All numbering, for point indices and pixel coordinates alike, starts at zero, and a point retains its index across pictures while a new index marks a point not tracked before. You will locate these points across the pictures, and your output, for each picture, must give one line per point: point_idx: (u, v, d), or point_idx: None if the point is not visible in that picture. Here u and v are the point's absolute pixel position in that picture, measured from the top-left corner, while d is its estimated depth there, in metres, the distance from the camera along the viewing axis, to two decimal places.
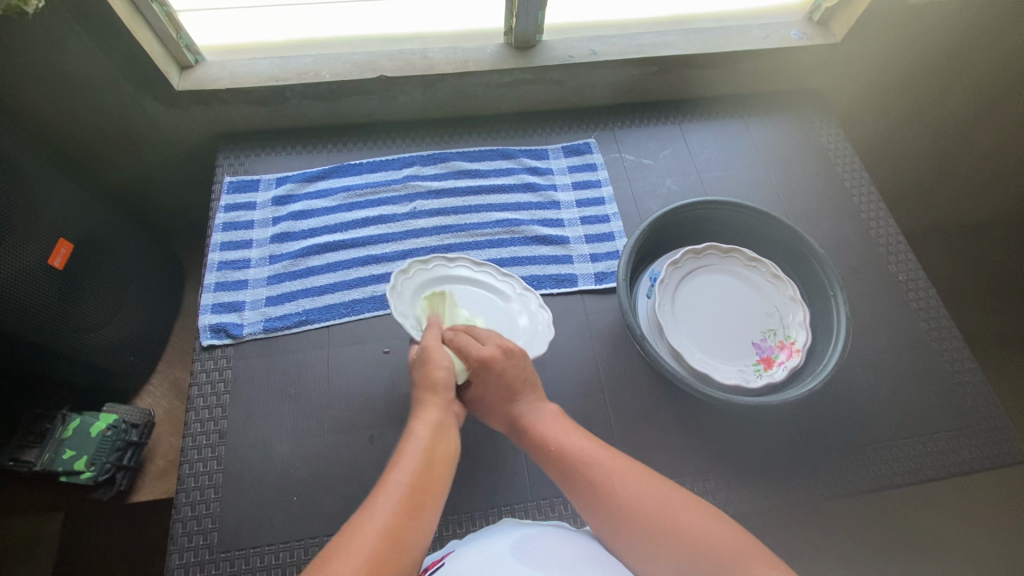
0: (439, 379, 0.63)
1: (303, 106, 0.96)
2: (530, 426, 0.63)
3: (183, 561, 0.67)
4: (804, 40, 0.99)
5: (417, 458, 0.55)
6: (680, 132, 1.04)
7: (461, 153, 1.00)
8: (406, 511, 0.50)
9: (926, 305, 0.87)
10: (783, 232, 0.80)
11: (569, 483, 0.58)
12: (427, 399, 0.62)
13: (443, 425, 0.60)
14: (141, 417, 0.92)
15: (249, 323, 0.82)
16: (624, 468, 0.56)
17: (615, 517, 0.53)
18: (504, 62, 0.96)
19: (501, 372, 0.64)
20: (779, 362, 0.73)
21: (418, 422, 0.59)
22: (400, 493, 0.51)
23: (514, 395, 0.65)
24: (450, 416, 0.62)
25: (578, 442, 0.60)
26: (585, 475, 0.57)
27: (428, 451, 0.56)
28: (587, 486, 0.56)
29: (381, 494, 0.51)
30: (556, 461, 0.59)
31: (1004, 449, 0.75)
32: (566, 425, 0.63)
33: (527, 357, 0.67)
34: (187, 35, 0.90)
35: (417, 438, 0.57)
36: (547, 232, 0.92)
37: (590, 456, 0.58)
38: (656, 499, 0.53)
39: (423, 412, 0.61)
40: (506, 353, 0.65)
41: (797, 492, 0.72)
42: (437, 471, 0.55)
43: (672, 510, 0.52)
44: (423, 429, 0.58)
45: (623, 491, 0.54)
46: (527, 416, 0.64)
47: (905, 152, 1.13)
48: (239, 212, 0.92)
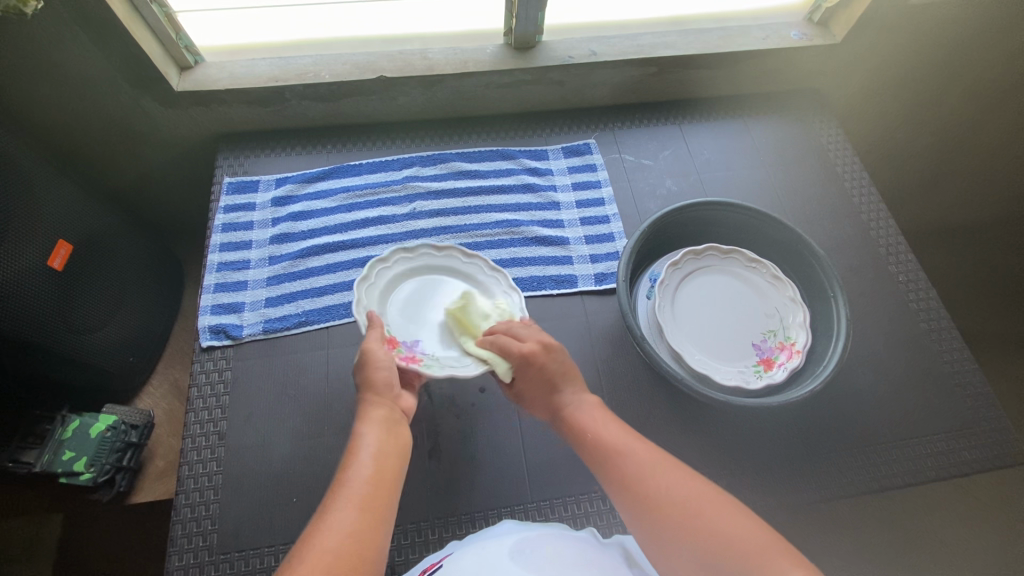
0: (381, 380, 0.61)
1: (302, 107, 0.96)
2: (569, 416, 0.63)
3: (182, 563, 0.66)
4: (804, 41, 0.99)
5: (368, 456, 0.55)
6: (679, 132, 1.04)
7: (460, 154, 0.99)
8: (364, 510, 0.50)
9: (926, 306, 0.87)
10: (783, 233, 0.79)
11: (602, 470, 0.58)
12: (373, 400, 0.60)
13: (392, 421, 0.59)
14: (140, 418, 0.92)
15: (249, 324, 0.82)
16: (656, 459, 0.56)
17: (642, 509, 0.53)
18: (504, 62, 0.95)
19: (542, 367, 0.64)
20: (779, 363, 0.73)
21: (365, 420, 0.59)
22: (357, 493, 0.51)
23: (557, 389, 0.65)
24: (398, 411, 0.61)
25: (611, 432, 0.60)
26: (617, 463, 0.57)
27: (379, 449, 0.56)
28: (618, 477, 0.56)
29: (336, 496, 0.51)
30: (592, 450, 0.60)
31: (1005, 450, 0.75)
32: (605, 416, 0.63)
33: (566, 350, 0.67)
34: (186, 36, 0.90)
35: (367, 436, 0.57)
36: (547, 233, 0.92)
37: (625, 446, 0.58)
38: (685, 491, 0.52)
39: (368, 411, 0.59)
40: (546, 348, 0.65)
41: (797, 494, 0.72)
42: (389, 467, 0.55)
43: (701, 503, 0.51)
44: (372, 427, 0.58)
45: (652, 482, 0.54)
46: (568, 408, 0.64)
47: (905, 152, 1.13)
48: (238, 213, 0.92)
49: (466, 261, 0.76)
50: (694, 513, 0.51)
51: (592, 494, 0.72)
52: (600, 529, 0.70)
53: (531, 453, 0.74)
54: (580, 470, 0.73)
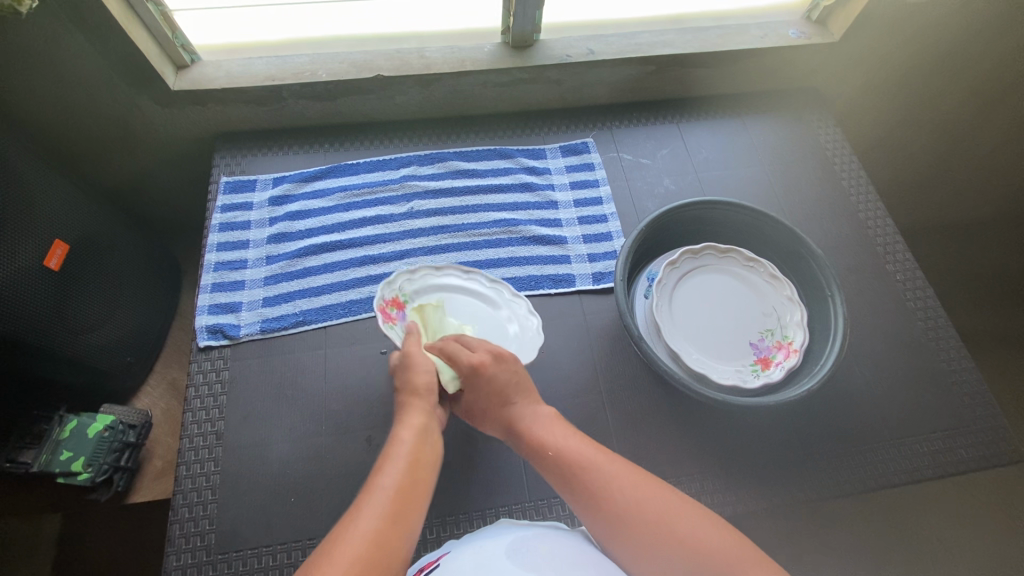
0: (421, 384, 0.63)
1: (300, 106, 0.96)
2: (526, 431, 0.63)
3: (180, 563, 0.66)
4: (802, 39, 0.99)
5: (401, 461, 0.55)
6: (677, 131, 1.04)
7: (458, 153, 0.99)
8: (393, 515, 0.50)
9: (923, 304, 0.87)
10: (781, 232, 0.79)
11: (567, 489, 0.57)
12: (411, 403, 0.62)
13: (428, 429, 0.60)
14: (139, 418, 0.92)
15: (247, 324, 0.82)
16: (623, 475, 0.56)
17: (611, 523, 0.53)
18: (502, 61, 0.95)
19: (491, 377, 0.64)
20: (777, 363, 0.73)
21: (403, 426, 0.60)
22: (387, 498, 0.51)
23: (508, 401, 0.65)
24: (434, 418, 0.62)
25: (574, 446, 0.60)
26: (585, 481, 0.56)
27: (412, 455, 0.56)
28: (584, 492, 0.56)
29: (367, 499, 0.51)
30: (554, 466, 0.59)
31: (1002, 449, 0.76)
32: (563, 430, 0.62)
33: (518, 361, 0.67)
34: (183, 35, 0.89)
35: (403, 443, 0.57)
36: (545, 232, 0.92)
37: (589, 460, 0.58)
38: (656, 505, 0.53)
39: (406, 414, 0.61)
40: (497, 359, 0.65)
41: (794, 492, 0.72)
42: (421, 475, 0.55)
43: (673, 516, 0.52)
44: (409, 432, 0.59)
45: (621, 497, 0.54)
46: (523, 421, 0.63)
47: (903, 151, 1.13)
48: (236, 212, 0.91)
49: (489, 284, 0.79)
50: (666, 526, 0.51)
51: None
52: None
53: None
54: None
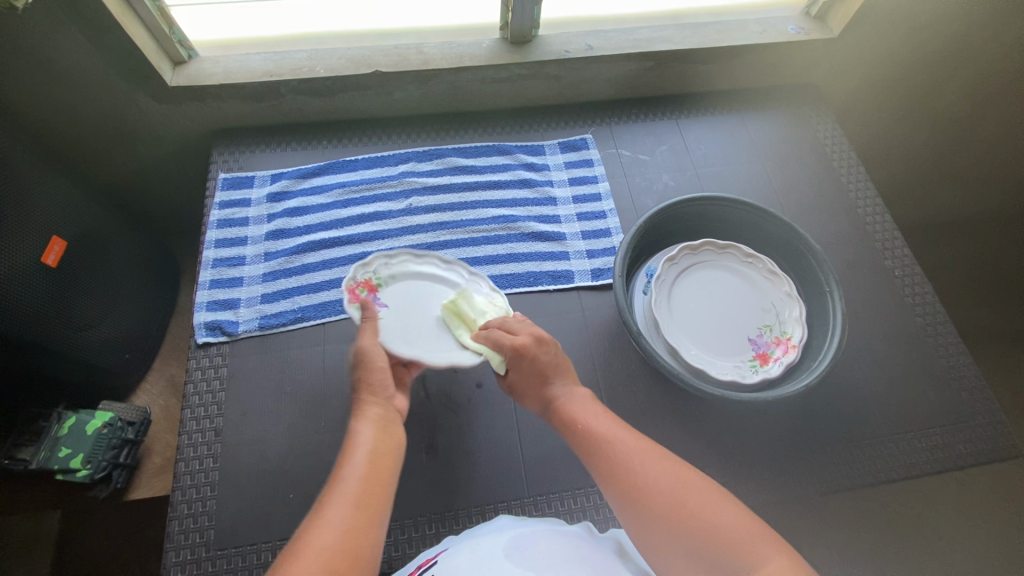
0: (376, 379, 0.63)
1: (298, 102, 0.96)
2: (561, 408, 0.63)
3: (179, 559, 0.66)
4: (801, 35, 0.99)
5: (362, 456, 0.56)
6: (676, 127, 1.03)
7: (457, 149, 0.99)
8: (359, 508, 0.51)
9: (922, 300, 0.87)
10: (779, 228, 0.80)
11: (590, 460, 0.59)
12: (367, 399, 0.62)
13: (386, 420, 0.60)
14: (137, 415, 0.90)
15: (245, 321, 0.82)
16: (642, 449, 0.57)
17: (631, 501, 0.54)
18: (500, 57, 0.95)
19: (534, 359, 0.64)
20: (775, 358, 0.73)
21: (360, 421, 0.60)
22: (352, 490, 0.52)
23: (548, 381, 0.65)
24: (393, 410, 0.62)
25: (601, 424, 0.61)
26: (606, 453, 0.58)
27: (373, 449, 0.56)
28: (608, 468, 0.57)
29: (331, 494, 0.52)
30: (582, 442, 0.60)
31: (999, 444, 0.76)
32: (596, 408, 0.63)
33: (558, 344, 0.67)
34: (180, 31, 0.89)
35: (362, 436, 0.58)
36: (543, 228, 0.92)
37: (612, 434, 0.59)
38: (676, 482, 0.53)
39: (363, 410, 0.61)
40: (538, 341, 0.66)
41: (792, 487, 0.73)
42: (383, 464, 0.55)
43: (690, 493, 0.52)
44: (367, 425, 0.59)
45: (643, 474, 0.55)
46: (559, 399, 0.64)
47: (902, 147, 1.13)
48: (234, 209, 0.91)
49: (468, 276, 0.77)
50: (683, 502, 0.52)
51: (588, 489, 0.72)
52: (596, 523, 0.70)
53: (527, 448, 0.74)
54: (576, 465, 0.73)
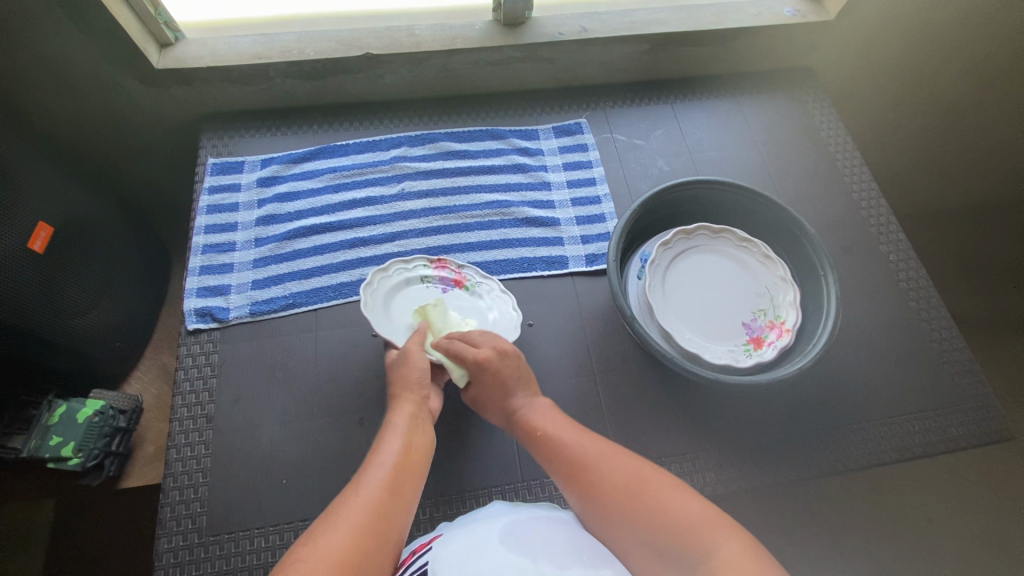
0: (414, 377, 0.65)
1: (287, 85, 0.94)
2: (521, 418, 0.65)
3: (171, 545, 0.66)
4: (798, 18, 0.98)
5: (397, 444, 0.58)
6: (671, 111, 1.03)
7: (450, 134, 0.98)
8: (391, 489, 0.53)
9: (916, 285, 0.87)
10: (775, 211, 0.79)
11: (552, 467, 0.60)
12: (404, 395, 0.64)
13: (419, 417, 0.62)
14: (128, 403, 0.89)
15: (236, 307, 0.81)
16: (601, 450, 0.59)
17: (590, 499, 0.56)
18: (493, 39, 0.94)
19: (496, 371, 0.66)
20: (770, 342, 0.73)
21: (395, 413, 0.62)
22: (385, 472, 0.54)
23: (510, 393, 0.67)
24: (426, 411, 0.64)
25: (562, 429, 0.62)
26: (566, 457, 0.59)
27: (407, 440, 0.58)
28: (567, 470, 0.59)
29: (366, 473, 0.54)
30: (542, 447, 0.62)
31: (990, 427, 0.76)
32: (559, 415, 0.65)
33: (521, 356, 0.69)
34: (166, 12, 0.87)
35: (396, 428, 0.60)
36: (537, 214, 0.91)
37: (571, 439, 0.61)
38: (631, 477, 0.55)
39: (398, 405, 0.63)
40: (501, 354, 0.67)
41: (786, 470, 0.73)
42: (416, 457, 0.58)
43: (645, 485, 0.54)
44: (401, 418, 0.61)
45: (600, 472, 0.57)
46: (521, 410, 0.65)
47: (898, 131, 1.12)
48: (223, 194, 0.90)
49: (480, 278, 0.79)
50: (637, 494, 0.53)
51: None
52: None
53: None
54: None
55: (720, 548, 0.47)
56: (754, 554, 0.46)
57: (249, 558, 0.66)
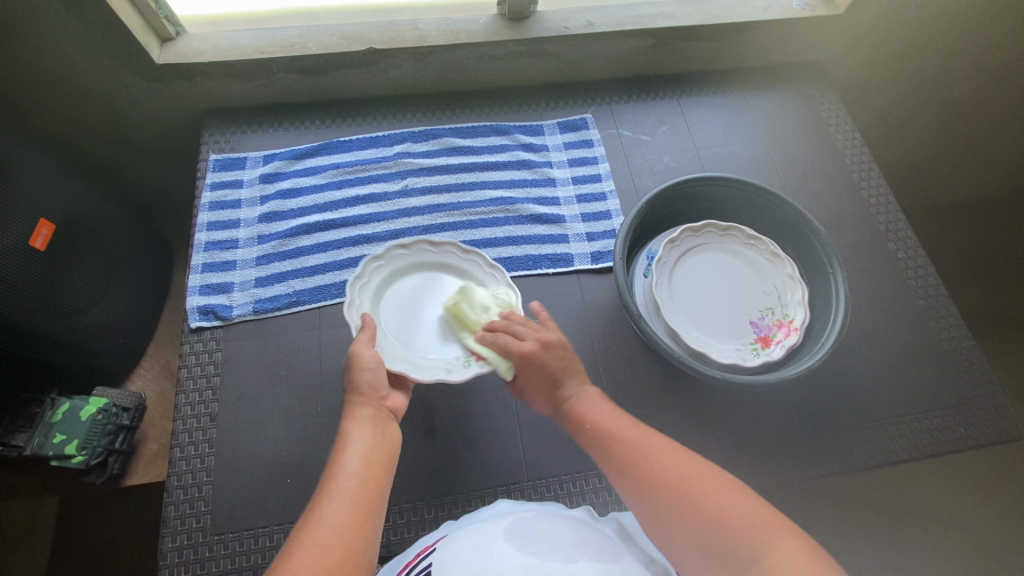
0: (365, 381, 0.62)
1: (290, 80, 0.93)
2: (570, 407, 0.63)
3: (176, 544, 0.66)
4: (806, 13, 0.97)
5: (355, 453, 0.56)
6: (677, 107, 1.01)
7: (453, 129, 0.97)
8: (353, 505, 0.52)
9: (925, 283, 0.86)
10: (783, 208, 0.78)
11: (604, 458, 0.59)
12: (356, 402, 0.61)
13: (377, 419, 0.60)
14: (133, 401, 0.88)
15: (238, 305, 0.80)
16: (653, 444, 0.58)
17: (642, 494, 0.55)
18: (498, 34, 0.92)
19: (542, 364, 0.64)
20: (777, 341, 0.72)
21: (349, 421, 0.59)
22: (344, 487, 0.53)
23: (558, 384, 0.64)
24: (385, 410, 0.62)
25: (610, 421, 0.61)
26: (618, 449, 0.58)
27: (366, 447, 0.57)
28: (618, 462, 0.58)
29: (326, 492, 0.53)
30: (591, 438, 0.60)
31: (1001, 426, 0.75)
32: (604, 405, 0.63)
33: (566, 345, 0.67)
34: (166, 6, 0.86)
35: (352, 436, 0.58)
36: (543, 211, 0.90)
37: (621, 431, 0.60)
38: (681, 474, 0.54)
39: (353, 412, 0.60)
40: (545, 345, 0.65)
41: (794, 470, 0.72)
42: (377, 463, 0.56)
43: (696, 484, 0.53)
44: (358, 426, 0.59)
45: (651, 466, 0.55)
46: (570, 400, 0.64)
47: (906, 128, 1.11)
48: (225, 191, 0.89)
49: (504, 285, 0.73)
50: (688, 490, 0.52)
51: (587, 472, 0.72)
52: (596, 507, 0.70)
53: (527, 434, 0.73)
54: (575, 451, 0.72)
55: (775, 550, 0.47)
56: (809, 558, 0.47)
57: (253, 557, 0.66)
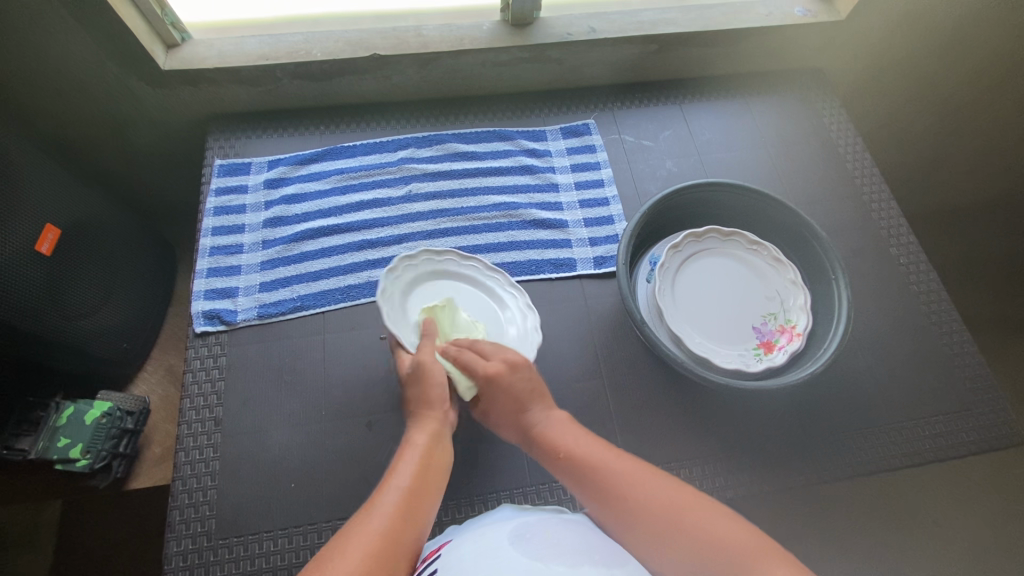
0: (434, 395, 0.63)
1: (294, 86, 0.94)
2: (543, 437, 0.63)
3: (181, 549, 0.66)
4: (808, 19, 0.97)
5: (415, 464, 0.57)
6: (680, 112, 1.02)
7: (457, 135, 0.97)
8: (404, 510, 0.52)
9: (927, 288, 0.86)
10: (785, 214, 0.78)
11: (584, 490, 0.58)
12: (424, 414, 0.63)
13: (440, 435, 0.62)
14: (136, 405, 0.89)
15: (243, 310, 0.81)
16: (633, 472, 0.57)
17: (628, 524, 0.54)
18: (501, 40, 0.93)
19: (507, 386, 0.65)
20: (780, 347, 0.72)
21: (416, 432, 0.61)
22: (398, 494, 0.53)
23: (525, 407, 0.65)
24: (447, 425, 0.64)
25: (585, 448, 0.60)
26: (597, 480, 0.57)
27: (427, 461, 0.58)
28: (599, 492, 0.57)
29: (381, 496, 0.53)
30: (568, 469, 0.60)
31: (1003, 432, 0.75)
32: (577, 431, 0.63)
33: (533, 367, 0.67)
34: (172, 12, 0.87)
35: (415, 447, 0.59)
36: (546, 216, 0.90)
37: (598, 460, 0.59)
38: (667, 502, 0.53)
39: (421, 423, 0.62)
40: (512, 367, 0.65)
41: (796, 474, 0.72)
42: (434, 478, 0.57)
43: (680, 509, 0.52)
44: (424, 438, 0.61)
45: (633, 495, 0.55)
46: (539, 427, 0.64)
47: (908, 133, 1.11)
48: (230, 196, 0.90)
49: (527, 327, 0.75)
50: (675, 518, 0.52)
51: None
52: None
53: None
54: None
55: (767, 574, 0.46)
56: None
57: (257, 561, 0.66)
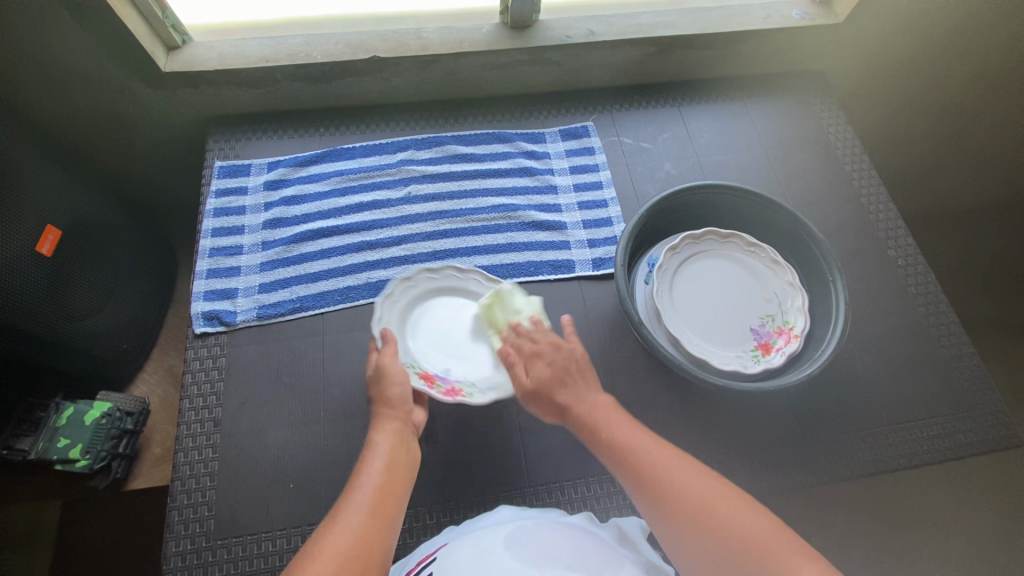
0: (394, 394, 0.63)
1: (294, 88, 0.94)
2: (582, 417, 0.61)
3: (179, 549, 0.66)
4: (806, 22, 0.98)
5: (378, 465, 0.57)
6: (678, 114, 1.02)
7: (456, 137, 0.98)
8: (373, 512, 0.52)
9: (925, 290, 0.86)
10: (783, 216, 0.78)
11: (618, 469, 0.57)
12: (385, 413, 0.62)
13: (403, 433, 0.61)
14: (136, 405, 0.89)
15: (243, 311, 0.81)
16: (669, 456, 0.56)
17: (659, 514, 0.53)
18: (500, 42, 0.93)
19: (549, 360, 0.64)
20: (777, 348, 0.72)
21: (377, 432, 0.61)
22: (367, 494, 0.53)
23: (565, 384, 0.63)
24: (410, 425, 0.63)
25: (625, 431, 0.59)
26: (631, 461, 0.56)
27: (390, 460, 0.58)
28: (635, 477, 0.55)
29: (348, 498, 0.53)
30: (605, 450, 0.59)
31: (1001, 434, 0.76)
32: (618, 414, 0.61)
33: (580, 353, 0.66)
34: (173, 15, 0.87)
35: (379, 447, 0.59)
36: (544, 218, 0.91)
37: (635, 443, 0.57)
38: (700, 492, 0.52)
39: (381, 423, 0.62)
40: (556, 345, 0.66)
41: (794, 476, 0.72)
42: (399, 476, 0.57)
43: (712, 501, 0.51)
44: (385, 437, 0.60)
45: (665, 481, 0.54)
46: (579, 408, 0.61)
47: (906, 136, 1.12)
48: (230, 197, 0.90)
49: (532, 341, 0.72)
50: (707, 511, 0.51)
51: (588, 478, 0.72)
52: (597, 512, 0.70)
53: (529, 440, 0.74)
54: (575, 456, 0.73)
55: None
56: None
57: (256, 562, 0.66)
